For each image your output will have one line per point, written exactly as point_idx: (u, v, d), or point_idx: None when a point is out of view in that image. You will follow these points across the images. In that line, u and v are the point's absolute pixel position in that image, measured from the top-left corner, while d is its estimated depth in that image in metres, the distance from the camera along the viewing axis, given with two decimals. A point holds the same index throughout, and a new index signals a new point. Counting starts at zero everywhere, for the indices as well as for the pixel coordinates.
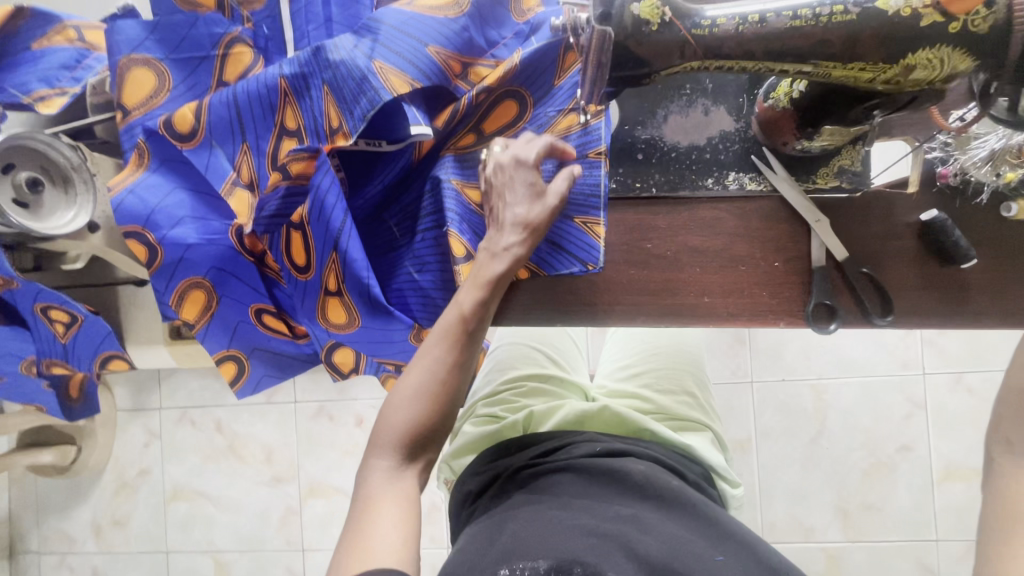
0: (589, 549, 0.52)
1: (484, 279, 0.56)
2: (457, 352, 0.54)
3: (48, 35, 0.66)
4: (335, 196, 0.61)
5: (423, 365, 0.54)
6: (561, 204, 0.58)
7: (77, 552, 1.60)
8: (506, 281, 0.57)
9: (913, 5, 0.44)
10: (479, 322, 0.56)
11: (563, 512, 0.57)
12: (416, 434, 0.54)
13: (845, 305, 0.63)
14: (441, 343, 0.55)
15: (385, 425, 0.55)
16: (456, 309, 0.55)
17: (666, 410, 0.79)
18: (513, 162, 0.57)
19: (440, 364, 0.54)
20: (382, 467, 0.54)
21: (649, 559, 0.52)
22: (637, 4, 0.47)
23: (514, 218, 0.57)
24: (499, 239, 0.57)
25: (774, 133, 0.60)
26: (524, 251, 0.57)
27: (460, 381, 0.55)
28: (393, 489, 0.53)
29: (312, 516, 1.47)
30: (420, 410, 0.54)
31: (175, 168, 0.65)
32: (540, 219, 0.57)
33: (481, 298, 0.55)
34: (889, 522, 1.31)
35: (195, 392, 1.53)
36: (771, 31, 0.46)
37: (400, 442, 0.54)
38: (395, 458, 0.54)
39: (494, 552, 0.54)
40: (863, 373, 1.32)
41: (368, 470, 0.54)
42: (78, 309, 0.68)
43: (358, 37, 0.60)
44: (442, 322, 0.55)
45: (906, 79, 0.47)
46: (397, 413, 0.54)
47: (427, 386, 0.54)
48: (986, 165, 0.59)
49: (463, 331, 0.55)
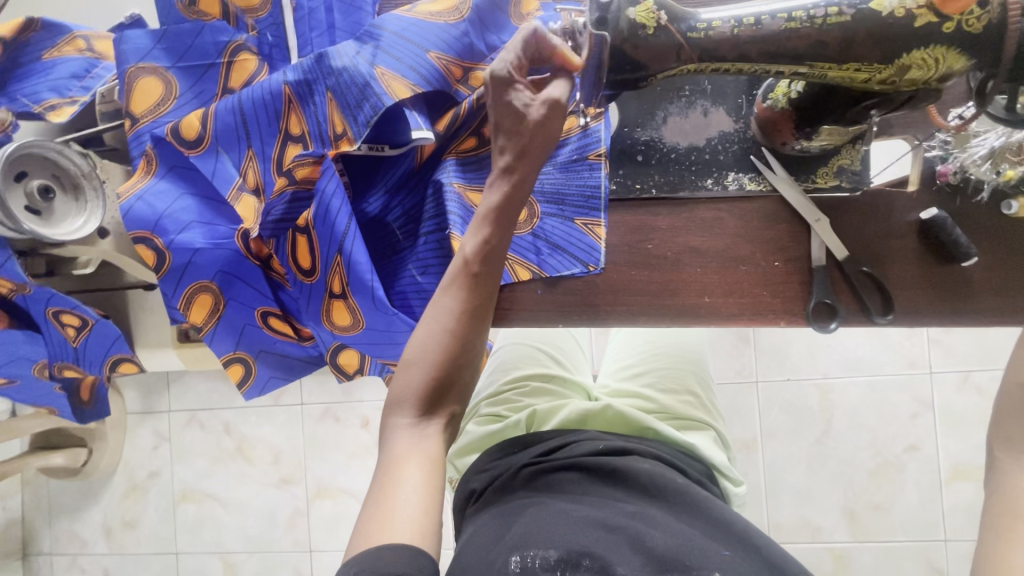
0: (599, 541, 0.53)
1: (485, 215, 0.53)
2: (465, 296, 0.53)
3: (59, 46, 0.68)
4: (340, 199, 0.63)
5: (432, 318, 0.53)
6: (551, 115, 0.51)
7: (89, 554, 1.62)
8: (512, 212, 0.53)
9: (907, 5, 0.44)
10: (487, 262, 0.53)
11: (571, 506, 0.58)
12: (433, 386, 0.52)
13: (845, 304, 0.64)
14: (447, 290, 0.53)
15: (400, 384, 0.53)
16: (461, 254, 0.54)
17: (669, 409, 0.80)
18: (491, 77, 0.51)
19: (451, 312, 0.53)
20: (403, 424, 0.52)
21: (658, 552, 0.52)
22: (633, 8, 0.47)
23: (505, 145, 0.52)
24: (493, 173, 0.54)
25: (773, 134, 0.60)
26: (519, 176, 0.52)
27: (472, 327, 0.53)
28: (415, 447, 0.51)
29: (320, 517, 1.49)
30: (433, 360, 0.52)
31: (183, 175, 0.66)
32: (533, 137, 0.51)
33: (479, 235, 0.53)
34: (897, 522, 1.30)
35: (204, 395, 1.55)
36: (767, 33, 0.47)
37: (419, 397, 0.52)
38: (415, 413, 0.52)
39: (503, 544, 0.54)
40: (870, 372, 1.32)
41: (392, 430, 0.52)
42: (90, 313, 0.69)
43: (361, 44, 0.62)
44: (448, 272, 0.54)
45: (901, 80, 0.47)
46: (410, 369, 0.52)
47: (437, 335, 0.52)
48: (986, 162, 0.59)
49: (468, 273, 0.53)
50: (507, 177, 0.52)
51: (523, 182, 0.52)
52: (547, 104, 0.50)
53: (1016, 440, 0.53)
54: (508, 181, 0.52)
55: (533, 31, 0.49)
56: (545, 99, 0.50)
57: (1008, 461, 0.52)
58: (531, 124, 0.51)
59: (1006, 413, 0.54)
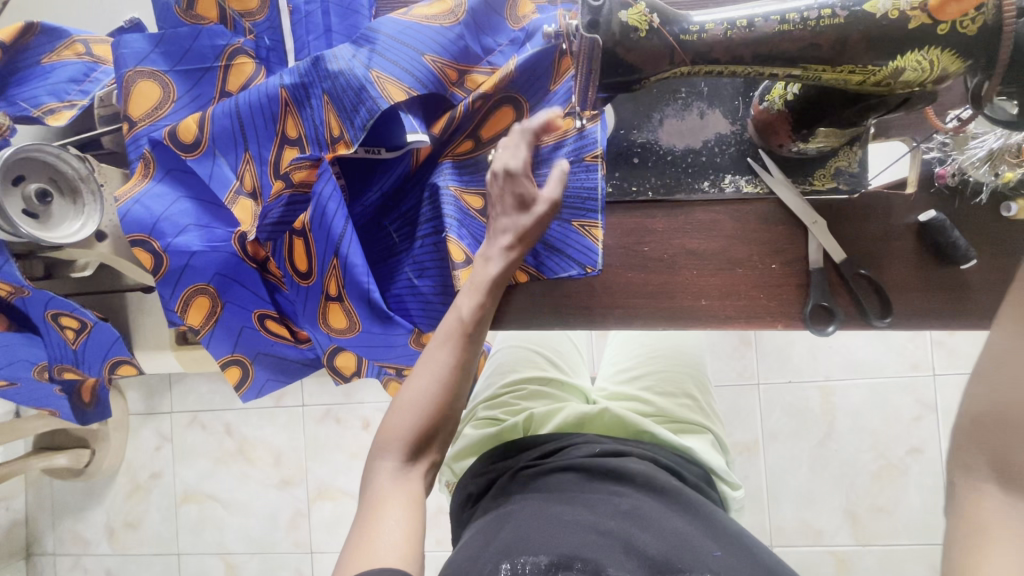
0: (590, 545, 0.52)
1: (484, 283, 0.56)
2: (458, 354, 0.55)
3: (57, 50, 0.68)
4: (335, 203, 0.62)
5: (424, 370, 0.54)
6: (550, 211, 0.58)
7: (92, 554, 1.62)
8: (503, 284, 0.58)
9: (901, 7, 0.44)
10: (479, 328, 0.56)
11: (564, 509, 0.58)
12: (421, 436, 0.53)
13: (843, 306, 0.63)
14: (441, 345, 0.55)
15: (389, 427, 0.54)
16: (458, 313, 0.56)
17: (666, 412, 0.79)
18: (501, 170, 0.57)
19: (445, 367, 0.54)
20: (389, 469, 0.53)
21: (651, 557, 0.52)
22: (625, 11, 0.47)
23: (506, 224, 0.58)
24: (492, 243, 0.58)
25: (768, 134, 0.60)
26: (517, 254, 0.58)
27: (462, 384, 0.55)
28: (399, 491, 0.51)
29: (321, 518, 1.49)
30: (424, 413, 0.53)
31: (180, 178, 0.67)
32: (533, 225, 0.57)
33: (480, 302, 0.56)
34: (899, 526, 1.29)
35: (206, 396, 1.55)
36: (760, 35, 0.47)
37: (407, 442, 0.53)
38: (402, 459, 0.53)
39: (495, 549, 0.54)
40: (872, 374, 1.31)
41: (376, 471, 0.53)
42: (88, 316, 0.69)
43: (357, 47, 0.62)
44: (442, 326, 0.56)
45: (896, 82, 0.47)
46: (401, 416, 0.53)
47: (430, 390, 0.54)
48: (984, 164, 0.58)
49: (464, 333, 0.55)
50: (505, 256, 0.57)
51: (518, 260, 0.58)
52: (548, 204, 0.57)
53: (976, 468, 0.42)
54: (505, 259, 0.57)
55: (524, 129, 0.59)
56: (546, 199, 0.57)
57: (968, 494, 0.42)
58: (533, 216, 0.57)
59: None
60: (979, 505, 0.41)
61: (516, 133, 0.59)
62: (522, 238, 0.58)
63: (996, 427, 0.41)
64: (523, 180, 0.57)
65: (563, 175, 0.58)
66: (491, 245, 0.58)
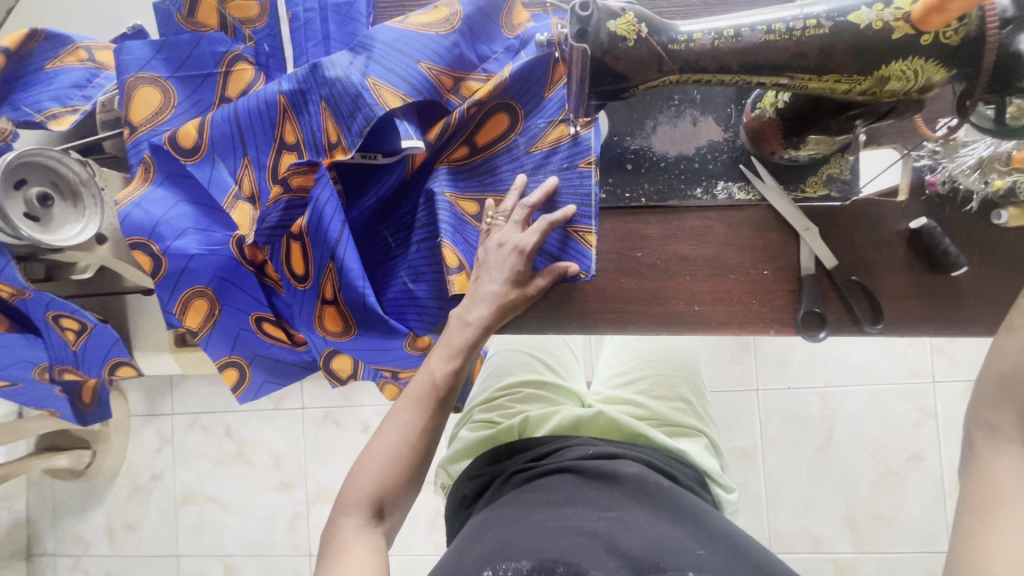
0: (573, 547, 0.53)
1: (458, 348, 0.59)
2: (426, 417, 0.57)
3: (61, 56, 0.70)
4: (333, 207, 0.63)
5: (393, 431, 0.57)
6: (538, 295, 0.63)
7: (92, 555, 1.63)
8: (478, 350, 0.60)
9: (884, 18, 0.44)
10: (450, 392, 0.59)
11: (551, 513, 0.58)
12: (385, 496, 0.56)
13: (835, 312, 0.63)
14: (411, 408, 0.57)
15: (355, 484, 0.56)
16: (430, 376, 0.58)
17: (661, 416, 0.80)
18: (512, 247, 0.60)
19: (411, 429, 0.57)
20: (353, 525, 0.55)
21: (633, 557, 0.52)
22: (614, 21, 0.47)
23: (484, 293, 0.60)
24: (468, 309, 0.60)
25: (761, 142, 0.61)
26: (491, 324, 0.60)
27: (428, 445, 0.58)
28: (360, 547, 0.54)
29: (319, 521, 1.49)
30: (390, 473, 0.56)
31: (180, 183, 0.68)
32: (518, 302, 0.61)
33: (454, 368, 0.58)
34: (899, 533, 1.29)
35: (206, 398, 1.56)
36: (747, 44, 0.47)
37: (372, 500, 0.55)
38: (366, 514, 0.55)
39: (479, 553, 0.54)
40: (870, 381, 1.31)
41: (339, 530, 0.55)
42: (88, 318, 0.71)
43: (354, 55, 0.63)
44: (414, 387, 0.58)
45: (882, 91, 0.47)
46: (367, 474, 0.56)
47: (399, 451, 0.56)
48: (975, 173, 0.58)
49: (435, 397, 0.58)
50: (480, 327, 0.59)
51: (491, 327, 0.60)
52: (540, 289, 0.63)
53: (999, 427, 0.47)
54: (479, 327, 0.59)
55: (549, 224, 0.60)
56: (537, 287, 0.62)
57: (987, 447, 0.47)
58: (523, 296, 0.62)
59: (977, 433, 0.48)
60: (998, 459, 0.46)
61: (518, 210, 0.62)
62: (494, 308, 0.60)
63: (1010, 386, 0.47)
64: (529, 259, 0.60)
65: (569, 272, 0.63)
66: (466, 309, 0.60)
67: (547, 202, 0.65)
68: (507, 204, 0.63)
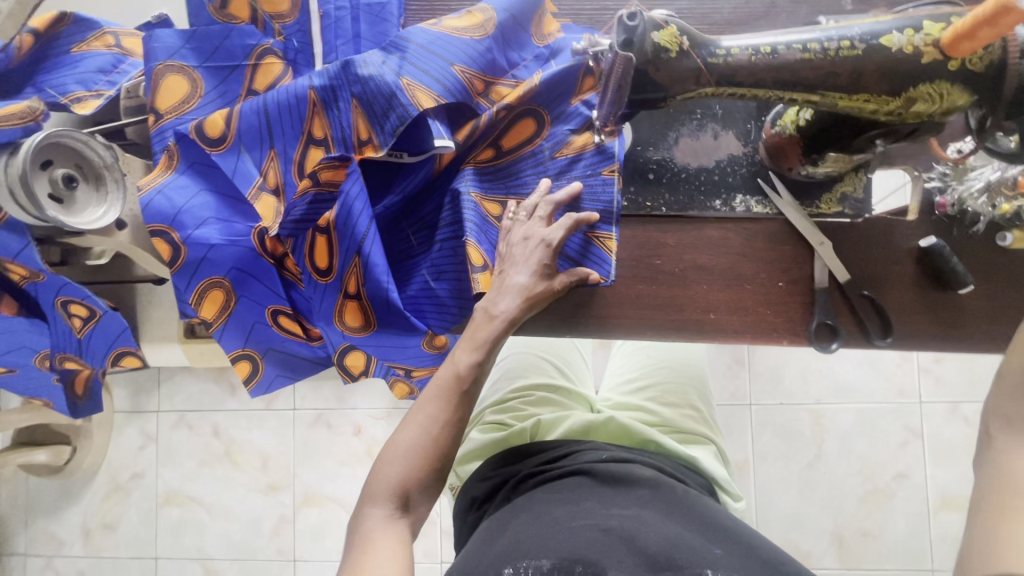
0: (592, 546, 0.53)
1: (483, 341, 0.59)
2: (450, 410, 0.57)
3: (88, 40, 0.69)
4: (362, 203, 0.64)
5: (416, 423, 0.57)
6: (562, 291, 0.64)
7: (64, 555, 1.58)
8: (501, 345, 0.61)
9: (914, 42, 0.47)
10: (472, 384, 0.59)
11: (566, 512, 0.59)
12: (408, 489, 0.56)
13: (846, 325, 0.66)
14: (433, 401, 0.58)
15: (379, 476, 0.56)
16: (453, 369, 0.58)
17: (671, 423, 0.81)
18: (539, 241, 0.61)
19: (434, 421, 0.57)
20: (379, 516, 0.55)
21: (649, 553, 0.52)
22: (657, 33, 0.49)
23: (512, 288, 0.60)
24: (497, 302, 0.60)
25: (780, 159, 0.63)
26: (518, 317, 0.60)
27: (451, 438, 0.58)
28: (386, 540, 0.54)
29: (308, 525, 1.47)
30: (413, 464, 0.56)
31: (202, 173, 0.67)
32: (543, 296, 0.62)
33: (478, 359, 0.58)
34: (884, 550, 1.31)
35: (195, 396, 1.53)
36: (782, 61, 0.49)
37: (397, 492, 0.55)
38: (392, 507, 0.55)
39: (497, 553, 0.55)
40: (860, 399, 1.34)
41: (363, 524, 0.55)
42: (99, 305, 0.69)
43: (387, 54, 0.64)
44: (437, 380, 0.58)
45: (907, 112, 0.50)
46: (391, 468, 0.56)
47: (419, 442, 0.57)
48: (983, 195, 0.61)
49: (458, 389, 0.58)
50: (506, 321, 0.60)
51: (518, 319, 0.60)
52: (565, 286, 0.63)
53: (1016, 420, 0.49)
54: (506, 320, 0.60)
55: (574, 222, 0.62)
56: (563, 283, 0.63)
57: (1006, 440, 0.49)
58: (549, 291, 0.62)
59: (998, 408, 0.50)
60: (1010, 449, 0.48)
61: (543, 206, 0.63)
62: (523, 301, 0.61)
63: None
64: (553, 251, 0.61)
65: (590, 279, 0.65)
66: (494, 302, 0.60)
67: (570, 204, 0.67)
68: (531, 201, 0.64)
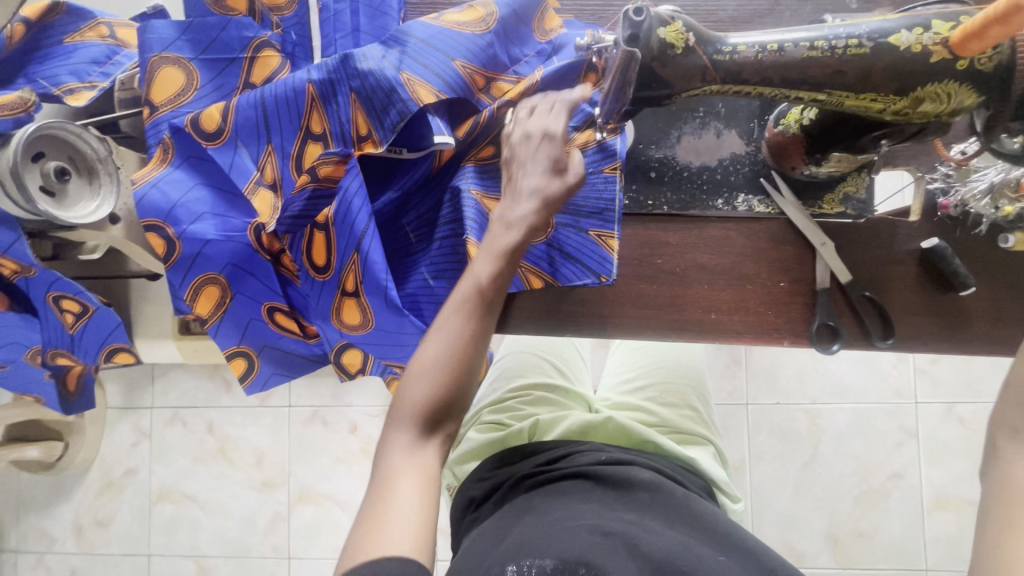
0: (594, 548, 0.53)
1: (501, 250, 0.54)
2: (474, 322, 0.53)
3: (82, 31, 0.68)
4: (361, 199, 0.63)
5: (438, 338, 0.52)
6: (579, 184, 0.56)
7: (56, 552, 1.56)
8: (522, 254, 0.56)
9: (923, 41, 0.46)
10: (499, 295, 0.54)
11: (566, 513, 0.58)
12: (436, 406, 0.51)
13: (847, 326, 0.65)
14: (457, 309, 0.53)
15: (402, 400, 0.52)
16: (474, 280, 0.54)
17: (669, 423, 0.81)
18: (543, 134, 0.56)
19: (456, 334, 0.52)
20: (403, 444, 0.51)
21: (652, 557, 0.53)
22: (663, 28, 0.48)
23: (529, 195, 0.55)
24: (513, 209, 0.55)
25: (783, 158, 0.62)
26: (535, 221, 0.55)
27: (477, 352, 0.53)
28: (411, 471, 0.50)
29: (302, 523, 1.46)
30: (440, 383, 0.51)
31: (198, 166, 0.66)
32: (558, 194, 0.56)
33: (498, 270, 0.54)
34: (879, 550, 1.31)
35: (189, 392, 1.52)
36: (789, 59, 0.49)
37: (422, 415, 0.51)
38: (416, 432, 0.51)
39: (501, 551, 0.55)
40: (857, 399, 1.34)
41: (388, 448, 0.51)
42: (92, 301, 0.68)
43: (387, 48, 0.63)
44: (457, 293, 0.54)
45: (914, 112, 0.49)
46: (415, 387, 0.51)
47: (445, 357, 0.52)
48: (986, 197, 0.60)
49: (481, 302, 0.53)
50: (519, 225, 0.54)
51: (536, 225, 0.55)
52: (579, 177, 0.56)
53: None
54: (523, 223, 0.54)
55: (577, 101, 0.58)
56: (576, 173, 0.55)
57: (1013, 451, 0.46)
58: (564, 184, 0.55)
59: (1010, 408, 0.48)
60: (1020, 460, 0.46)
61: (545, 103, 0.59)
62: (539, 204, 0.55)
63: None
64: (563, 144, 0.56)
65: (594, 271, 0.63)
66: (506, 211, 0.56)
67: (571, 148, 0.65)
68: (530, 102, 0.60)
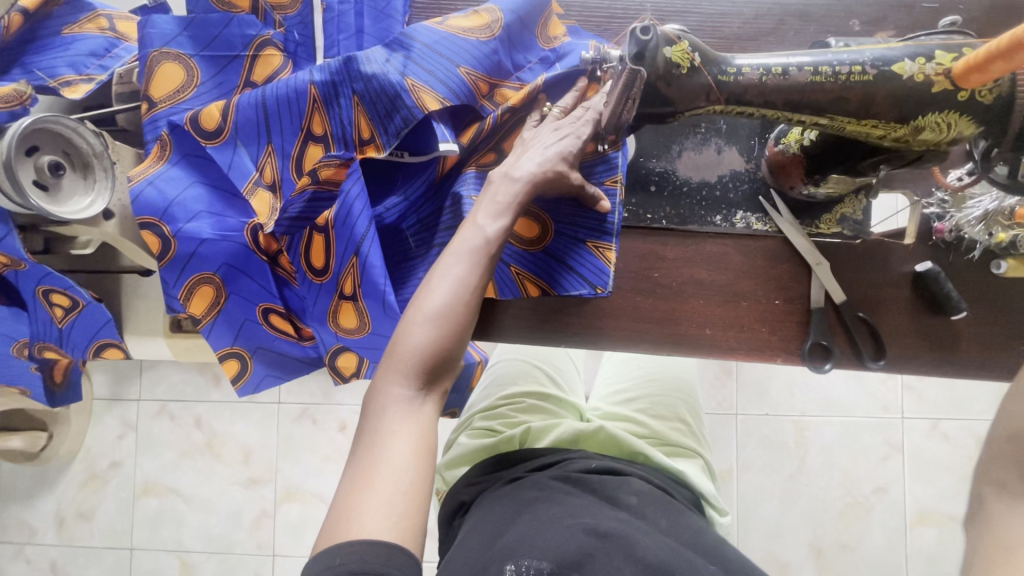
0: (590, 552, 0.53)
1: (506, 203, 0.56)
2: (478, 275, 0.54)
3: (81, 22, 0.67)
4: (362, 204, 0.62)
5: (443, 287, 0.53)
6: (579, 189, 0.60)
7: (36, 544, 1.54)
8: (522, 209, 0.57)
9: (926, 72, 0.47)
10: (498, 250, 0.56)
11: (565, 513, 0.58)
12: (436, 357, 0.52)
13: (840, 346, 0.66)
14: (463, 262, 0.54)
15: (400, 348, 0.51)
16: (480, 232, 0.55)
17: (659, 435, 0.81)
18: (569, 132, 0.58)
19: (461, 286, 0.53)
20: (399, 396, 0.51)
21: (648, 561, 0.52)
22: (670, 48, 0.48)
23: (532, 158, 0.57)
24: (515, 164, 0.57)
25: (781, 176, 0.62)
26: (535, 181, 0.56)
27: (477, 304, 0.54)
28: (407, 426, 0.50)
29: (289, 520, 1.45)
30: (441, 334, 0.52)
31: (196, 164, 0.66)
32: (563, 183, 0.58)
33: (504, 225, 0.55)
34: (861, 562, 1.33)
35: (177, 386, 1.50)
36: (794, 83, 0.49)
37: (421, 366, 0.51)
38: (413, 386, 0.51)
39: (498, 550, 0.55)
40: (845, 413, 1.35)
41: (384, 399, 0.50)
42: (82, 295, 0.67)
43: (391, 52, 0.62)
44: (461, 242, 0.54)
45: (915, 139, 0.50)
46: (416, 333, 0.51)
47: (448, 309, 0.52)
48: (980, 224, 0.62)
49: (485, 254, 0.54)
50: (524, 183, 0.56)
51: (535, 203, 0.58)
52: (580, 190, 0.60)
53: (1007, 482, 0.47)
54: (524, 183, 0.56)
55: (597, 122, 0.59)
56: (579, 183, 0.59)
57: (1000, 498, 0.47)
58: (572, 185, 0.59)
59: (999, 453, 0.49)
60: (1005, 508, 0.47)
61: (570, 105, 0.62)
62: (541, 166, 0.57)
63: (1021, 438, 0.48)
64: (579, 143, 0.58)
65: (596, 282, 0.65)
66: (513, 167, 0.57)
67: (591, 163, 0.65)
68: (566, 103, 0.62)
